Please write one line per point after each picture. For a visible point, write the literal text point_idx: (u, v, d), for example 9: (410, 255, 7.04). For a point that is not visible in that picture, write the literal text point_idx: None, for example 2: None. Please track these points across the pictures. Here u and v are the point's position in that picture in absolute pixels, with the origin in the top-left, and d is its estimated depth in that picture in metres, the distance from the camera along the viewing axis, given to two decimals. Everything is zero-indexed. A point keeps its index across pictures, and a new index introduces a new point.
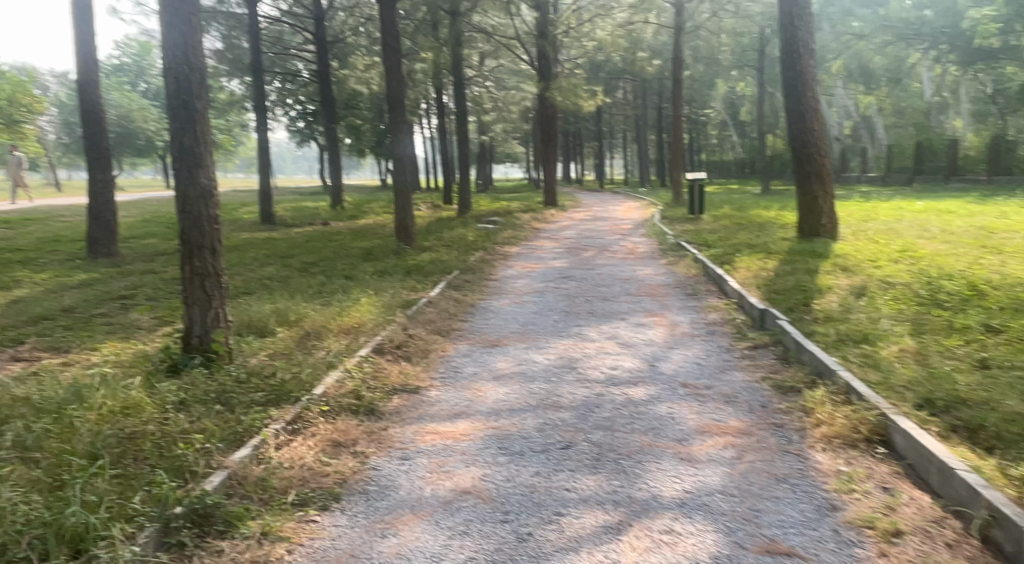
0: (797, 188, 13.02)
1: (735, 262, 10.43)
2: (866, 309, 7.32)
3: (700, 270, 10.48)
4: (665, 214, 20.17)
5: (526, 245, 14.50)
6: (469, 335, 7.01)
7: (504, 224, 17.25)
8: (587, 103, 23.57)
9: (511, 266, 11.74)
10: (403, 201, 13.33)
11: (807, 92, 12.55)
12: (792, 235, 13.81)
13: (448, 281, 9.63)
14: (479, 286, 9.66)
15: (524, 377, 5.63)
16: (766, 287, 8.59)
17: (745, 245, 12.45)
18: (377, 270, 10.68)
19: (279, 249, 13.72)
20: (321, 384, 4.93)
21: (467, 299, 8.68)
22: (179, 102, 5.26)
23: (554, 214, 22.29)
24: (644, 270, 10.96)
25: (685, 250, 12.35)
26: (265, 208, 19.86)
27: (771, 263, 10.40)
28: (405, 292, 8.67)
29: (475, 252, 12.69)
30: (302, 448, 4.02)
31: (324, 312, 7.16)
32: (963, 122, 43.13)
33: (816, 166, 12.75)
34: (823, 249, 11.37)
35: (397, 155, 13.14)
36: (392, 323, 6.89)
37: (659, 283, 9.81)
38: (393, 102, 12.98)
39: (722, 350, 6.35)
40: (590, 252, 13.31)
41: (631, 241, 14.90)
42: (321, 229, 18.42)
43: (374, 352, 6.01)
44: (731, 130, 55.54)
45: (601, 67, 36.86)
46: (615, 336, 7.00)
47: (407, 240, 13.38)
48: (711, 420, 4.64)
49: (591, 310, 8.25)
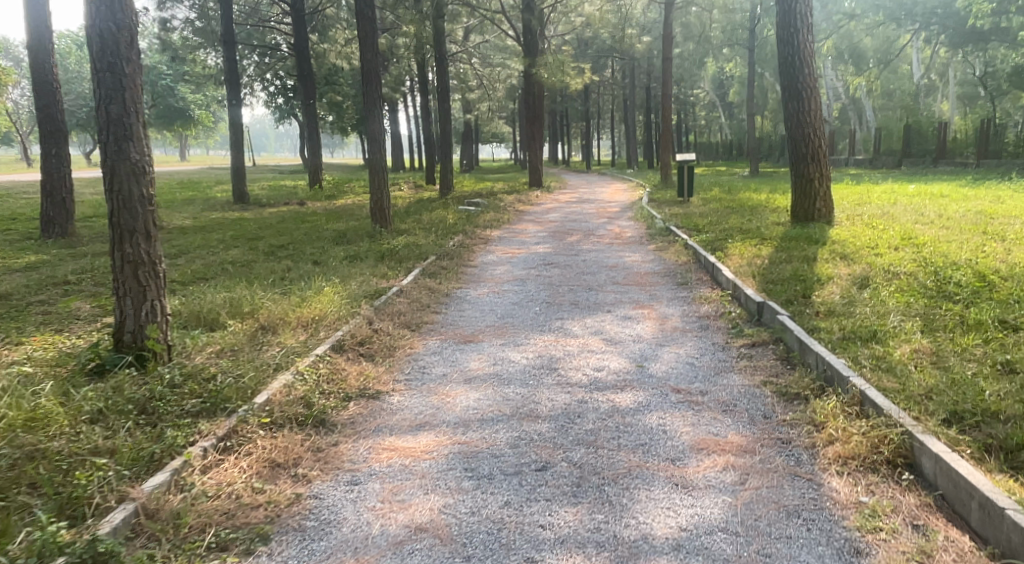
0: (791, 170, 12.47)
1: (727, 249, 9.88)
2: (870, 302, 6.79)
3: (691, 256, 9.92)
4: (653, 196, 19.61)
5: (508, 228, 13.88)
6: (441, 330, 6.43)
7: (486, 206, 16.65)
8: (574, 80, 22.90)
9: (492, 251, 11.14)
10: (379, 182, 12.70)
11: (804, 69, 11.97)
12: (785, 219, 13.26)
13: (423, 267, 9.03)
14: (456, 273, 9.07)
15: (499, 381, 5.05)
16: (761, 276, 8.06)
17: (737, 230, 11.90)
18: (349, 255, 10.07)
19: (249, 232, 13.06)
20: (265, 390, 4.33)
21: (443, 288, 8.09)
22: (104, 64, 4.61)
23: (538, 195, 21.68)
24: (631, 256, 10.39)
25: (674, 235, 11.80)
26: (238, 186, 19.19)
27: (765, 250, 9.86)
28: (375, 280, 8.07)
29: (454, 235, 12.08)
30: (232, 471, 3.42)
31: (284, 302, 6.56)
32: (952, 105, 42.72)
33: (811, 148, 12.19)
34: (819, 235, 10.85)
35: (371, 132, 12.50)
36: (357, 315, 6.30)
37: (647, 270, 9.25)
38: (367, 75, 12.33)
39: (717, 348, 5.79)
40: (575, 236, 12.74)
41: (618, 224, 14.34)
42: (297, 210, 17.75)
43: (333, 350, 5.42)
44: (719, 111, 54.99)
45: (589, 44, 36.14)
46: (600, 331, 6.43)
47: (382, 222, 12.77)
48: (708, 434, 4.09)
49: (574, 302, 7.68)
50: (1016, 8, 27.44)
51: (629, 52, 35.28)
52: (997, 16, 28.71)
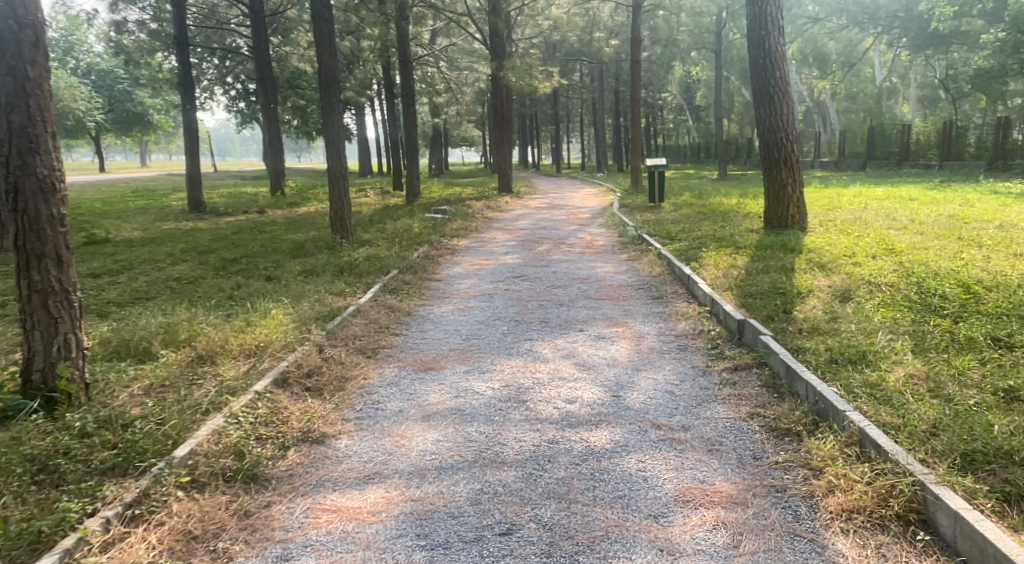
0: (764, 175, 12.15)
1: (701, 259, 9.49)
2: (855, 317, 6.40)
3: (665, 267, 9.50)
4: (624, 201, 19.26)
5: (476, 237, 13.39)
6: (400, 355, 5.92)
7: (453, 213, 16.15)
8: (542, 84, 22.50)
9: (458, 263, 10.63)
10: (339, 190, 12.13)
11: (776, 72, 11.66)
12: (758, 225, 12.94)
13: (383, 283, 8.49)
14: (419, 288, 8.57)
15: (461, 417, 4.56)
16: (739, 289, 7.67)
17: (711, 237, 11.54)
18: (306, 269, 9.51)
19: (201, 245, 12.42)
20: (190, 438, 3.83)
21: (404, 306, 7.59)
22: (5, 69, 4.08)
23: (506, 201, 21.23)
24: (602, 268, 9.95)
25: (646, 244, 11.41)
26: (194, 194, 18.77)
27: (741, 259, 9.48)
28: (331, 299, 7.54)
29: (419, 246, 11.58)
30: (138, 552, 2.96)
31: (227, 328, 6.01)
32: (913, 107, 43.16)
33: (784, 153, 11.87)
34: (794, 242, 10.51)
35: (331, 138, 11.92)
36: (306, 341, 5.79)
37: (620, 283, 8.81)
38: (325, 78, 11.75)
39: (697, 373, 5.35)
40: (544, 245, 12.30)
41: (588, 231, 13.95)
42: (256, 219, 17.09)
43: (274, 384, 4.89)
44: (686, 114, 55.10)
45: (556, 47, 35.86)
46: (572, 354, 5.96)
47: (343, 232, 12.18)
48: (693, 481, 3.65)
49: (543, 319, 7.21)
50: (978, 11, 27.69)
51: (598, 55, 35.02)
52: (959, 19, 28.92)
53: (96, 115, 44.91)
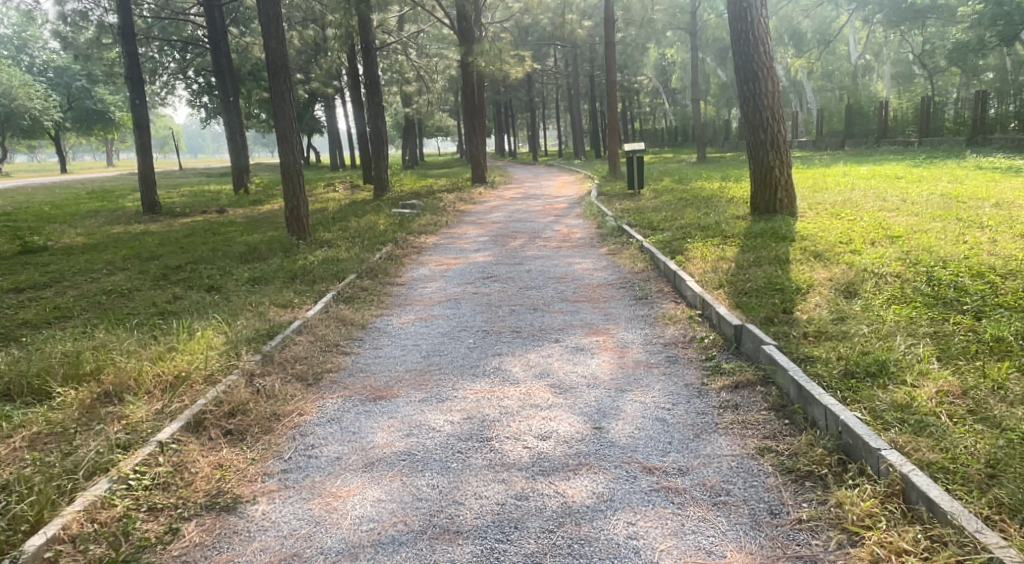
0: (749, 158, 11.37)
1: (686, 251, 8.73)
2: (865, 317, 5.63)
3: (648, 262, 8.73)
4: (602, 189, 18.51)
5: (446, 233, 12.55)
6: (347, 382, 5.10)
7: (422, 207, 15.30)
8: (514, 69, 21.59)
9: (424, 263, 9.79)
10: (294, 187, 11.23)
11: (759, 47, 10.88)
12: (744, 211, 12.17)
13: (337, 291, 7.64)
14: (378, 295, 7.74)
15: (411, 465, 3.75)
16: (732, 286, 6.91)
17: (695, 226, 10.80)
18: (256, 278, 8.68)
19: (148, 252, 11.54)
20: (57, 519, 3.10)
21: (358, 318, 6.75)
22: None
23: (481, 192, 20.39)
24: (580, 264, 9.15)
25: (626, 236, 10.65)
26: (147, 195, 18.40)
27: (730, 250, 8.72)
28: (274, 315, 6.69)
29: (382, 245, 10.74)
30: None
31: (142, 357, 5.22)
32: (888, 84, 42.64)
33: (770, 134, 11.08)
34: (785, 228, 9.75)
35: (282, 130, 11.01)
36: (234, 371, 4.97)
37: (599, 282, 8.02)
38: (273, 65, 10.83)
39: (691, 394, 4.56)
40: (517, 239, 11.49)
41: (566, 223, 13.17)
42: (215, 219, 16.21)
43: (185, 430, 4.08)
44: (662, 97, 54.45)
45: (528, 31, 35.06)
46: (546, 373, 5.14)
47: (300, 232, 11.31)
48: (695, 553, 2.92)
49: (514, 329, 6.41)
50: None
51: (570, 38, 34.26)
52: None
53: (53, 113, 44.16)
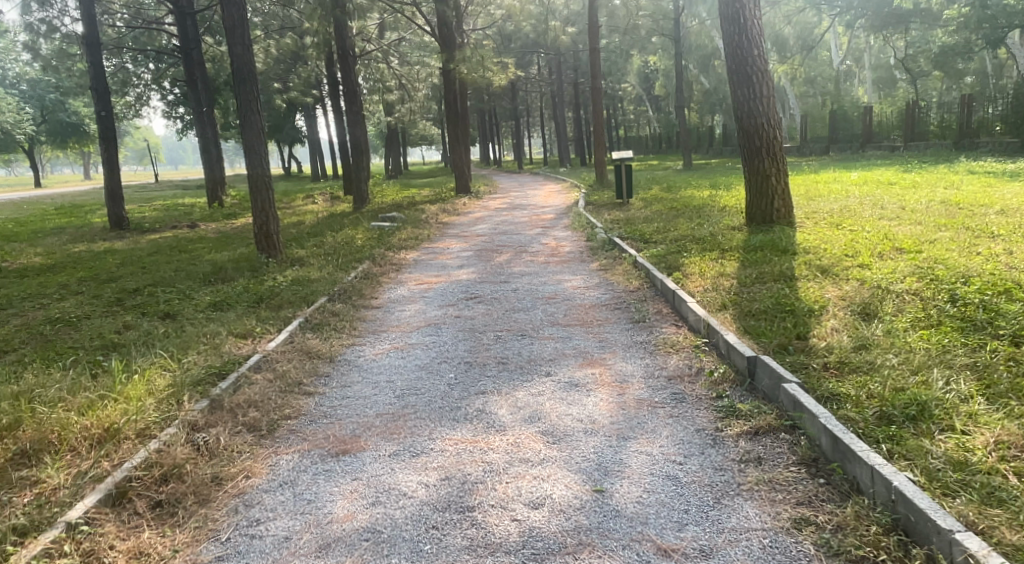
0: (744, 166, 10.77)
1: (683, 267, 8.13)
2: (894, 342, 5.00)
3: (644, 278, 8.10)
4: (589, 198, 17.95)
5: (427, 248, 11.86)
6: (308, 432, 4.48)
7: (402, 220, 14.65)
8: (497, 76, 20.99)
9: (402, 282, 9.11)
10: (263, 202, 10.56)
11: (754, 50, 10.31)
12: (739, 221, 11.56)
13: (305, 317, 6.97)
14: (349, 321, 7.06)
15: (374, 548, 3.17)
16: (738, 307, 6.29)
17: (690, 238, 10.22)
18: (218, 303, 8.00)
19: (108, 274, 10.89)
20: None
21: (327, 351, 6.07)
22: None
23: (464, 202, 19.78)
24: (569, 282, 8.52)
25: (618, 249, 10.06)
26: (114, 210, 17.87)
27: (731, 265, 8.10)
28: (232, 349, 6.02)
29: (359, 263, 10.10)
30: None
31: (66, 410, 4.60)
32: (870, 89, 42.41)
33: (766, 140, 10.48)
34: (786, 240, 9.13)
35: (250, 142, 10.34)
36: (173, 425, 4.37)
37: (591, 302, 7.40)
38: (238, 73, 10.18)
39: (705, 442, 3.91)
40: (502, 255, 10.85)
41: (553, 235, 12.56)
42: (186, 236, 15.53)
43: (103, 505, 3.52)
44: (646, 104, 54.13)
45: (510, 38, 34.63)
46: (536, 417, 4.50)
47: (271, 250, 10.65)
48: None
49: (500, 360, 5.76)
50: None
51: (552, 44, 33.86)
52: None
53: (27, 126, 43.61)
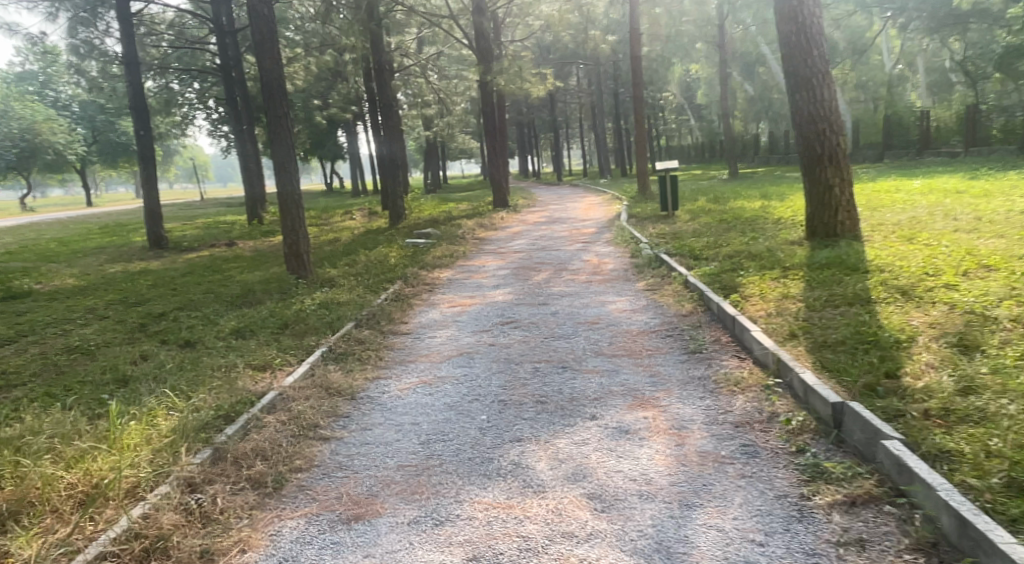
0: (804, 176, 9.97)
1: (741, 287, 7.41)
2: (1006, 383, 4.24)
3: (697, 300, 7.37)
4: (631, 211, 17.26)
5: (463, 266, 11.30)
6: (320, 490, 3.90)
7: (438, 237, 14.13)
8: (536, 87, 20.43)
9: (434, 304, 8.55)
10: (292, 221, 10.12)
11: (815, 51, 9.55)
12: (797, 234, 10.73)
13: (328, 347, 6.42)
14: (375, 351, 6.51)
15: None
16: (809, 337, 5.55)
17: (744, 254, 9.48)
18: (240, 331, 7.51)
19: (136, 297, 10.59)
20: None
21: (349, 387, 5.50)
22: None
23: (503, 216, 19.24)
24: (614, 304, 7.84)
25: (666, 266, 9.37)
26: (153, 230, 17.74)
27: (795, 285, 7.34)
28: (246, 386, 5.47)
29: (391, 284, 9.57)
30: None
31: (51, 465, 4.06)
32: (923, 94, 40.84)
33: (828, 147, 9.68)
34: (855, 257, 8.30)
35: (279, 159, 9.90)
36: (167, 483, 3.82)
37: (639, 329, 6.70)
38: (267, 87, 9.76)
39: (790, 517, 3.23)
40: (542, 273, 10.23)
41: (595, 251, 11.91)
42: (220, 255, 15.23)
43: None
44: (687, 113, 53.18)
45: (550, 49, 34.18)
46: (582, 474, 3.84)
47: (301, 270, 10.21)
48: None
49: (539, 398, 5.10)
50: None
51: (593, 54, 33.30)
52: None
53: (78, 147, 45.07)
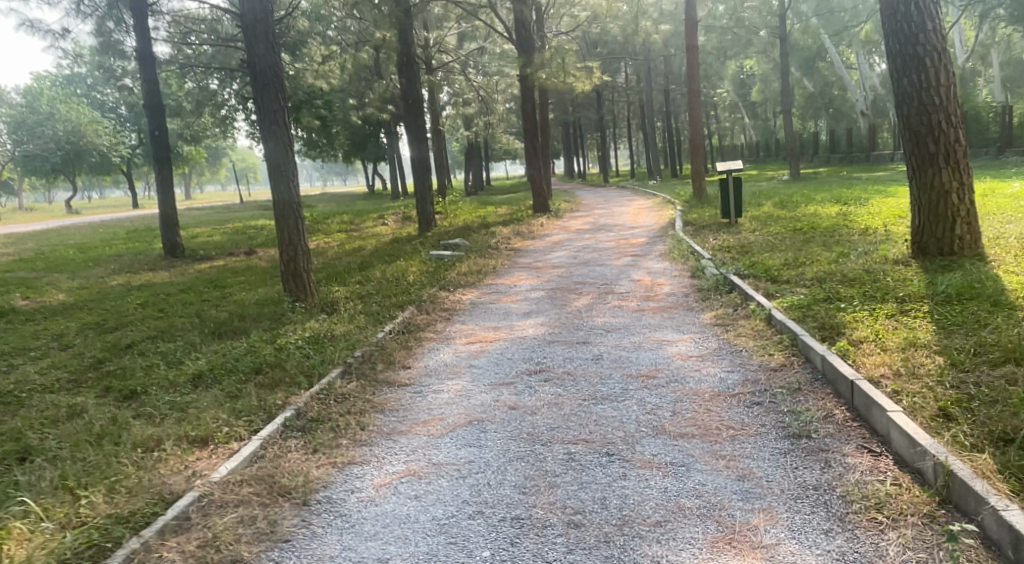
0: (910, 179, 8.07)
1: (846, 330, 5.62)
2: None
3: (788, 345, 5.58)
4: (686, 217, 15.47)
5: (491, 285, 9.70)
6: None
7: (467, 248, 12.52)
8: (580, 82, 18.75)
9: (450, 340, 6.93)
10: (290, 233, 8.62)
11: (927, 25, 7.68)
12: (896, 251, 8.79)
13: (294, 411, 4.82)
14: (358, 416, 4.89)
15: None
16: (974, 424, 3.77)
17: (834, 277, 7.67)
18: (201, 377, 5.93)
19: (116, 319, 9.21)
20: None
21: (304, 483, 3.86)
22: None
23: (543, 223, 17.64)
24: (675, 347, 6.10)
25: (738, 292, 7.61)
26: (170, 237, 16.55)
27: (920, 327, 5.52)
28: (160, 476, 3.90)
29: (403, 310, 8.03)
30: None
31: None
32: (997, 90, 37.92)
33: (942, 144, 7.78)
34: (991, 285, 6.40)
35: (274, 160, 8.44)
36: None
37: (713, 389, 4.97)
38: (259, 76, 8.34)
39: None
40: (582, 297, 8.56)
41: (647, 267, 10.21)
42: (232, 266, 13.89)
43: None
44: (742, 111, 50.77)
45: (597, 43, 32.44)
46: None
47: (300, 292, 8.71)
48: None
49: (572, 518, 3.41)
50: None
51: (642, 48, 31.42)
52: None
53: (122, 149, 44.99)
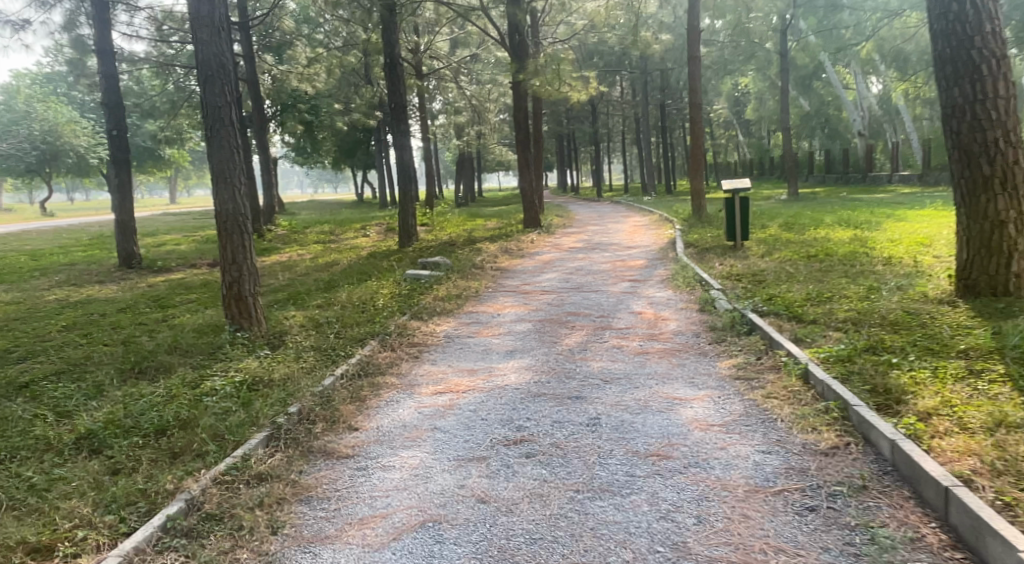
0: (959, 205, 6.90)
1: (912, 398, 4.40)
2: None
3: (838, 415, 4.37)
4: (686, 237, 14.32)
5: (470, 313, 8.46)
6: None
7: (447, 268, 11.29)
8: (576, 92, 17.67)
9: (413, 387, 5.69)
10: (235, 251, 7.36)
11: (982, 26, 6.56)
12: (935, 287, 7.61)
13: (186, 505, 3.59)
14: (270, 511, 3.65)
15: None
16: None
17: (872, 319, 6.46)
18: (89, 437, 4.67)
19: (30, 344, 7.89)
20: None
21: None
22: None
23: (533, 238, 16.47)
24: (691, 409, 4.88)
25: (760, 335, 6.39)
26: (127, 245, 15.29)
27: (1006, 398, 4.31)
28: None
29: (361, 346, 6.76)
30: None
31: None
32: None
33: (997, 165, 6.63)
34: None
35: (219, 164, 7.20)
36: None
37: (752, 480, 3.75)
38: (203, 66, 7.10)
39: None
40: (575, 331, 7.35)
41: (648, 296, 9.01)
42: (189, 280, 12.58)
43: None
44: (738, 129, 49.88)
45: (593, 54, 31.43)
46: None
47: (245, 319, 7.45)
48: None
49: None
50: None
51: (639, 60, 30.50)
52: None
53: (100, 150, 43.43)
